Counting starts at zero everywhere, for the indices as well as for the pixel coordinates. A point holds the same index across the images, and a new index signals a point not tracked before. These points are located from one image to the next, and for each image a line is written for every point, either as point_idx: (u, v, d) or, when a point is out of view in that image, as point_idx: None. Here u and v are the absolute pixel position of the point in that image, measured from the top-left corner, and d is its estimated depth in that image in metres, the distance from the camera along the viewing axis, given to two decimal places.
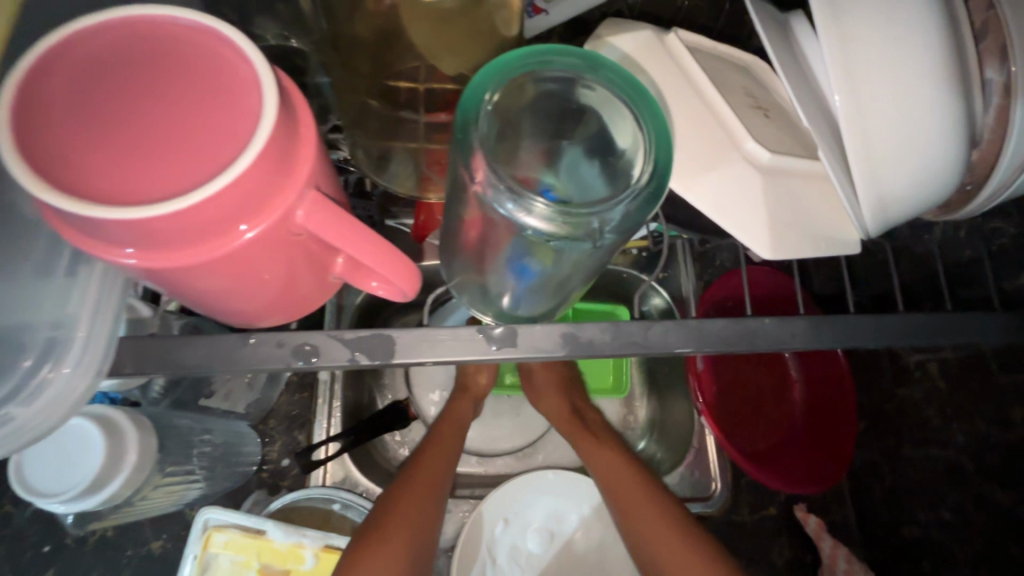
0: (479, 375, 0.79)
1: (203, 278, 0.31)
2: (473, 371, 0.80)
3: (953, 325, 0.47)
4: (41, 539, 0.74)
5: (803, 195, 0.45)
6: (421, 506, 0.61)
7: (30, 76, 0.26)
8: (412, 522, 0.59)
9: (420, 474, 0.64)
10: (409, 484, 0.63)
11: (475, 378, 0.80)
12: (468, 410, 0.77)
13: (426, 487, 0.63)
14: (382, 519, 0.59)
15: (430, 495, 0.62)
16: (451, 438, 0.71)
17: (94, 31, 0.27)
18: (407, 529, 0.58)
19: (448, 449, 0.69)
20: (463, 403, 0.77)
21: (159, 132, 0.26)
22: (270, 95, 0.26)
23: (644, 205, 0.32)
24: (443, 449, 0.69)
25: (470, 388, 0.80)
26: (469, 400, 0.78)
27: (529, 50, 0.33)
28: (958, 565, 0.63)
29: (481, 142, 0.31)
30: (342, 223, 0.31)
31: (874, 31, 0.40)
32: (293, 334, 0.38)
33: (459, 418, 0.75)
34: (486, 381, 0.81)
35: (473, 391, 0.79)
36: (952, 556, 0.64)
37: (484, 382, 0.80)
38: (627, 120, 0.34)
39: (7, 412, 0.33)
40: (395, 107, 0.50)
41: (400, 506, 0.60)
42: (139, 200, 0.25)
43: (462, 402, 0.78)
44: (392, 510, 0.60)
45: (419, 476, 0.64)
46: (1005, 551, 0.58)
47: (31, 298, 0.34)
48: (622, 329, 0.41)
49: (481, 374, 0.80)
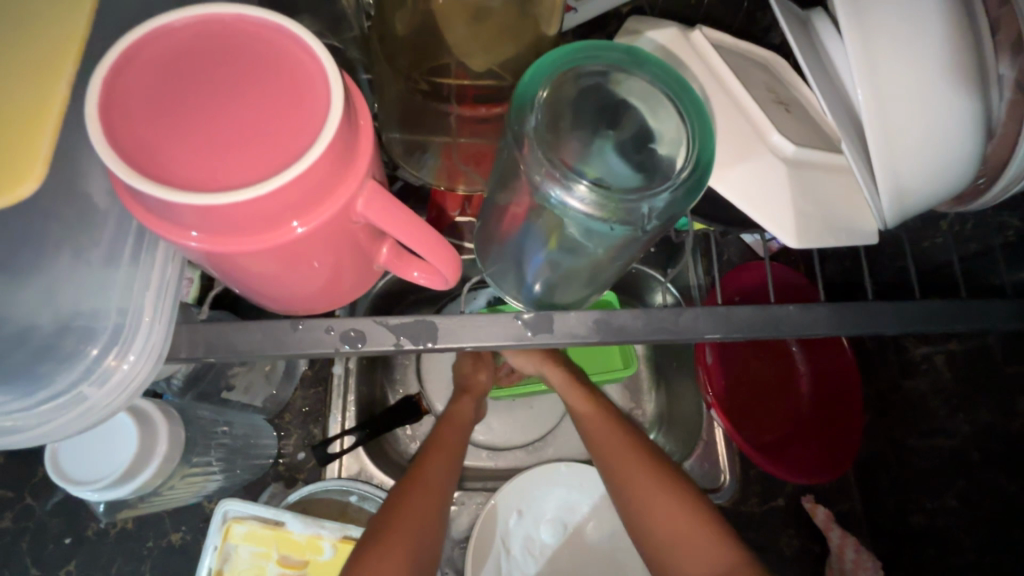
0: (478, 373, 0.83)
1: (262, 263, 0.32)
2: (473, 371, 0.84)
3: (964, 314, 0.48)
4: (62, 533, 0.76)
5: (825, 186, 0.47)
6: (426, 509, 0.62)
7: (114, 71, 0.28)
8: (417, 524, 0.60)
9: (424, 475, 0.65)
10: (412, 487, 0.63)
11: (474, 377, 0.83)
12: (469, 410, 0.78)
13: (430, 487, 0.64)
14: (388, 522, 0.60)
15: (435, 499, 0.63)
16: (454, 438, 0.72)
17: (172, 30, 0.29)
18: (412, 530, 0.59)
19: (451, 449, 0.70)
20: (464, 405, 0.78)
21: (238, 124, 0.28)
22: (339, 90, 0.28)
23: (684, 195, 0.33)
24: (446, 449, 0.70)
25: (472, 388, 0.82)
26: (471, 400, 0.81)
27: (572, 48, 0.35)
28: (963, 551, 0.65)
29: (534, 133, 0.33)
30: (397, 212, 0.33)
31: (899, 25, 0.41)
32: (340, 320, 0.40)
33: (461, 419, 0.76)
34: (486, 379, 0.84)
35: (475, 391, 0.82)
36: (957, 542, 0.66)
37: (483, 380, 0.83)
38: (667, 113, 0.35)
39: (82, 390, 0.35)
40: (433, 100, 0.51)
41: (405, 509, 0.61)
42: (221, 186, 0.27)
43: (462, 403, 0.79)
44: (397, 513, 0.60)
45: (422, 478, 0.64)
46: (1011, 535, 0.59)
47: (103, 287, 0.36)
48: (654, 314, 0.43)
49: (480, 372, 0.83)
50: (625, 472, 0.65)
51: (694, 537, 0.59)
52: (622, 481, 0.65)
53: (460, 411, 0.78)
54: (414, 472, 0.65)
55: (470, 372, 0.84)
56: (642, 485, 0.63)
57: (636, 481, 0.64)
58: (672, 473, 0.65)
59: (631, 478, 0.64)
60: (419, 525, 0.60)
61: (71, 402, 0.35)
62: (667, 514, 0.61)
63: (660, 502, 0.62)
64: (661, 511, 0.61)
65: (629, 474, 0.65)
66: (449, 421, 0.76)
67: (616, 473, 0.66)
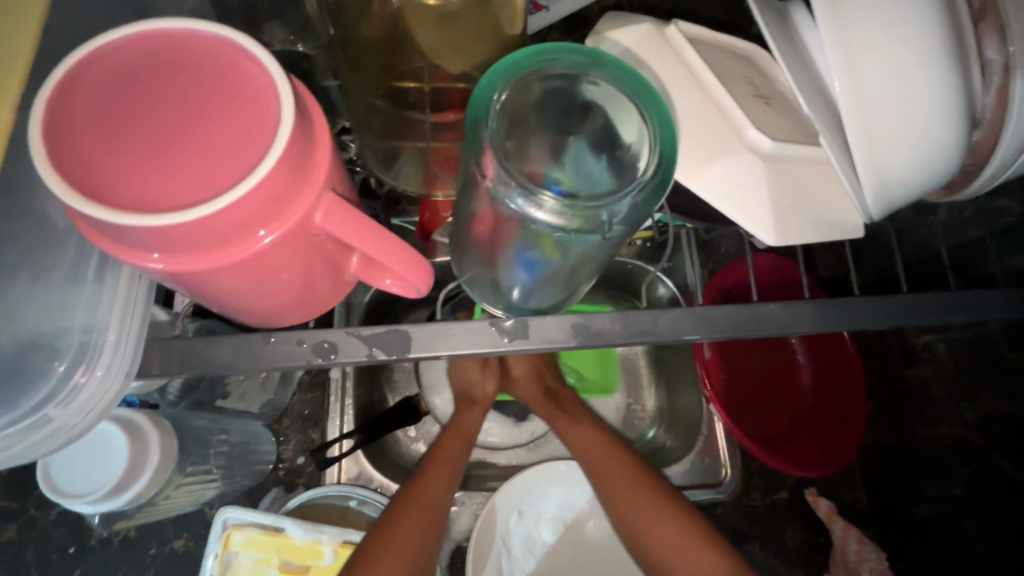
0: (486, 384, 0.79)
1: (223, 280, 0.32)
2: (481, 382, 0.80)
3: (958, 303, 0.47)
4: (65, 542, 0.76)
5: (806, 181, 0.46)
6: (419, 530, 0.60)
7: (61, 90, 0.28)
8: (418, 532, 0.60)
9: (422, 493, 0.63)
10: (410, 506, 0.62)
11: (481, 387, 0.79)
12: (474, 423, 0.75)
13: (428, 499, 0.63)
14: (382, 542, 0.58)
15: (430, 521, 0.61)
16: (453, 452, 0.70)
17: (120, 46, 0.29)
18: (413, 536, 0.59)
19: (447, 470, 0.68)
20: (468, 417, 0.75)
21: (186, 141, 0.27)
22: (288, 102, 0.28)
23: (650, 197, 0.33)
24: (442, 466, 0.68)
25: (478, 398, 0.79)
26: (478, 412, 0.77)
27: (531, 52, 0.34)
28: (968, 540, 0.65)
29: (491, 139, 0.32)
30: (358, 223, 0.33)
31: (873, 14, 0.40)
32: (312, 332, 0.39)
33: (464, 429, 0.74)
34: (493, 389, 0.80)
35: (481, 401, 0.78)
36: (963, 531, 0.65)
37: (492, 391, 0.79)
38: (631, 114, 0.34)
39: (46, 412, 0.35)
40: (403, 108, 0.53)
41: (401, 528, 0.59)
42: (166, 207, 0.26)
43: (467, 414, 0.76)
44: (392, 530, 0.59)
45: (418, 497, 0.63)
46: (1013, 521, 0.59)
47: (66, 304, 0.37)
48: (631, 317, 0.42)
49: (487, 383, 0.79)
50: (635, 490, 0.65)
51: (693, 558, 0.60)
52: (617, 497, 0.66)
53: (463, 424, 0.75)
54: (409, 491, 0.63)
55: (479, 381, 0.80)
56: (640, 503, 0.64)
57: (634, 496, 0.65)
58: (672, 484, 0.66)
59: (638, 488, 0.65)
60: (415, 542, 0.59)
61: (35, 424, 0.35)
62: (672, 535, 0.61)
63: (664, 513, 0.63)
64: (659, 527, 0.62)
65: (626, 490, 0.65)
66: (450, 431, 0.74)
67: (610, 492, 0.67)
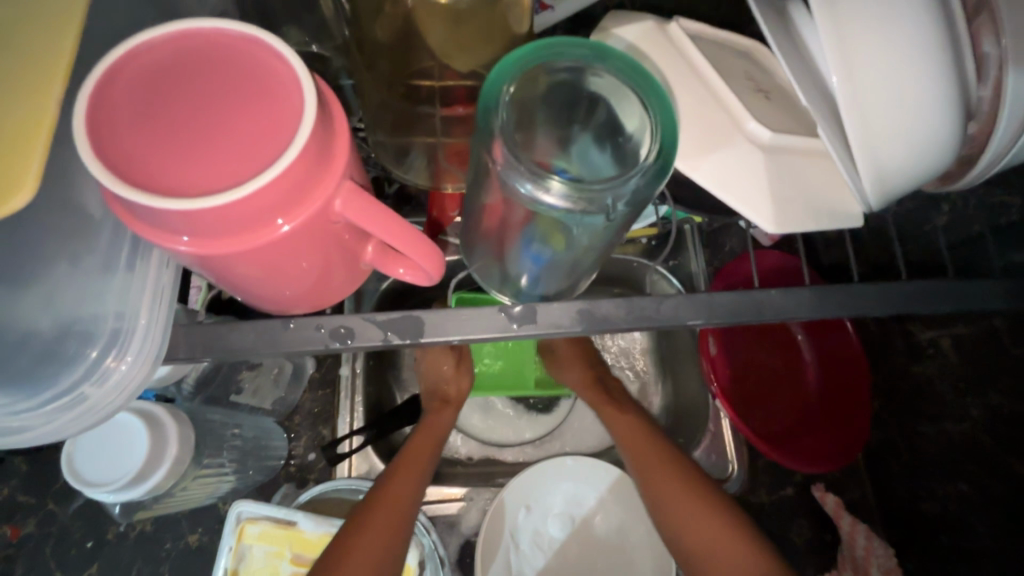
0: (460, 380, 0.79)
1: (246, 265, 0.33)
2: (454, 378, 0.80)
3: (958, 292, 0.48)
4: (83, 537, 0.78)
5: (805, 172, 0.47)
6: (390, 530, 0.59)
7: (101, 86, 0.30)
8: (388, 532, 0.59)
9: (390, 495, 0.62)
10: (377, 508, 0.60)
11: (456, 383, 0.80)
12: (447, 422, 0.76)
13: (399, 497, 0.62)
14: (349, 546, 0.57)
15: (400, 522, 0.60)
16: (424, 450, 0.70)
17: (155, 44, 0.31)
18: (385, 534, 0.58)
19: (417, 471, 0.67)
20: (442, 415, 0.76)
21: (217, 132, 0.29)
22: (311, 96, 0.30)
23: (652, 180, 0.34)
24: (411, 467, 0.66)
25: (451, 396, 0.79)
26: (452, 410, 0.78)
27: (539, 45, 0.36)
28: (978, 536, 0.65)
29: (501, 129, 0.34)
30: (374, 211, 0.34)
31: (868, 9, 0.41)
32: (330, 317, 0.41)
33: (437, 429, 0.74)
34: (468, 386, 0.80)
35: (454, 399, 0.79)
36: (971, 527, 0.66)
37: (465, 387, 0.80)
38: (633, 104, 0.36)
39: (83, 390, 0.38)
40: (414, 104, 0.55)
41: (370, 531, 0.58)
42: (199, 193, 0.28)
43: (441, 414, 0.77)
44: (357, 533, 0.58)
45: (388, 495, 0.62)
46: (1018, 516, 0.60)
47: (100, 292, 0.39)
48: (635, 304, 0.44)
49: (463, 378, 0.80)
50: (662, 477, 0.66)
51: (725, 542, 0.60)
52: (656, 481, 0.66)
53: (435, 423, 0.75)
54: (382, 490, 0.62)
55: (452, 378, 0.80)
56: (698, 515, 0.62)
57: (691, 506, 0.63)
58: (696, 467, 0.67)
59: (662, 473, 0.66)
60: (386, 544, 0.58)
61: (74, 401, 0.38)
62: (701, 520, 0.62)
63: (691, 501, 0.63)
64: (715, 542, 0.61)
65: (682, 502, 0.63)
66: (423, 430, 0.73)
67: (663, 497, 0.65)
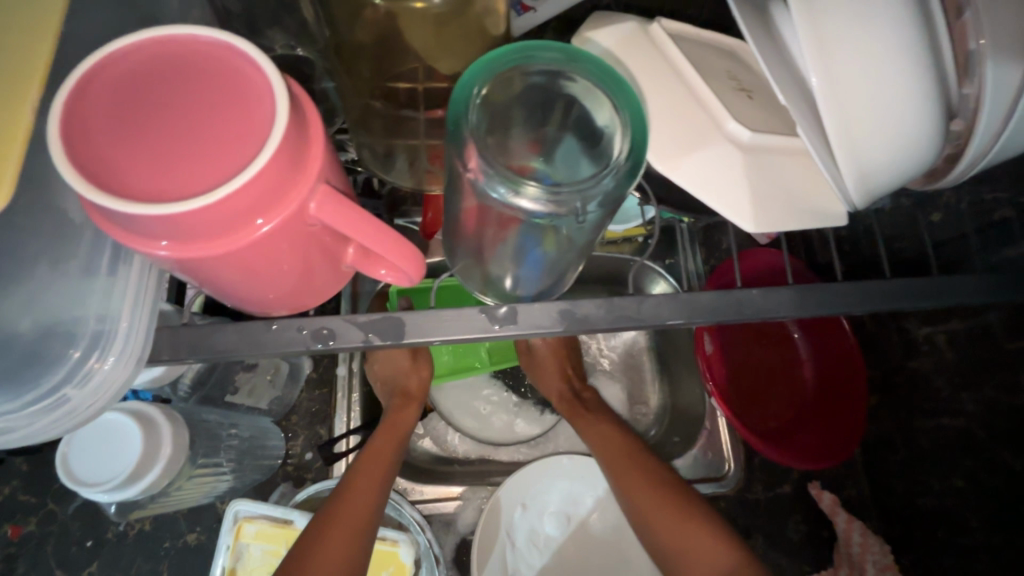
0: (417, 374, 0.81)
1: (224, 268, 0.34)
2: (411, 374, 0.82)
3: (946, 288, 0.48)
4: (83, 536, 0.79)
5: (786, 171, 0.47)
6: (355, 526, 0.61)
7: (77, 93, 0.30)
8: (353, 528, 0.60)
9: (353, 492, 0.64)
10: (341, 506, 0.62)
11: (411, 380, 0.81)
12: (411, 418, 0.77)
13: (364, 493, 0.64)
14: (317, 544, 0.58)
15: (364, 521, 0.61)
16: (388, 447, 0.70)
17: (129, 51, 0.31)
18: (351, 533, 0.60)
19: (381, 470, 0.67)
20: (406, 412, 0.77)
21: (191, 137, 0.30)
22: (283, 101, 0.30)
23: (623, 181, 0.34)
24: (374, 466, 0.67)
25: (409, 393, 0.81)
26: (412, 406, 0.79)
27: (510, 49, 0.36)
28: (971, 531, 0.66)
29: (472, 134, 0.34)
30: (351, 214, 0.34)
31: (845, 9, 0.41)
32: (311, 319, 0.42)
33: (400, 425, 0.75)
34: (425, 379, 0.82)
35: (413, 395, 0.80)
36: (965, 522, 0.66)
37: (424, 379, 0.82)
38: (605, 105, 0.36)
39: (65, 392, 0.38)
40: (397, 107, 0.56)
41: (336, 530, 0.60)
42: (173, 198, 0.29)
43: (404, 410, 0.77)
44: (322, 535, 0.59)
45: (353, 493, 0.63)
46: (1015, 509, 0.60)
47: (81, 295, 0.39)
48: (615, 304, 0.44)
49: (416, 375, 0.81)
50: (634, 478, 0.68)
51: (696, 536, 0.62)
52: (632, 487, 0.67)
53: (400, 419, 0.76)
54: (346, 488, 0.64)
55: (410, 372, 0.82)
56: (653, 496, 0.66)
57: (653, 498, 0.65)
58: (667, 469, 0.69)
59: (631, 473, 0.68)
60: (352, 542, 0.59)
61: (57, 402, 0.38)
62: (671, 518, 0.63)
63: (664, 502, 0.65)
64: (682, 529, 0.62)
65: (643, 488, 0.67)
66: (386, 426, 0.74)
67: (632, 496, 0.67)
